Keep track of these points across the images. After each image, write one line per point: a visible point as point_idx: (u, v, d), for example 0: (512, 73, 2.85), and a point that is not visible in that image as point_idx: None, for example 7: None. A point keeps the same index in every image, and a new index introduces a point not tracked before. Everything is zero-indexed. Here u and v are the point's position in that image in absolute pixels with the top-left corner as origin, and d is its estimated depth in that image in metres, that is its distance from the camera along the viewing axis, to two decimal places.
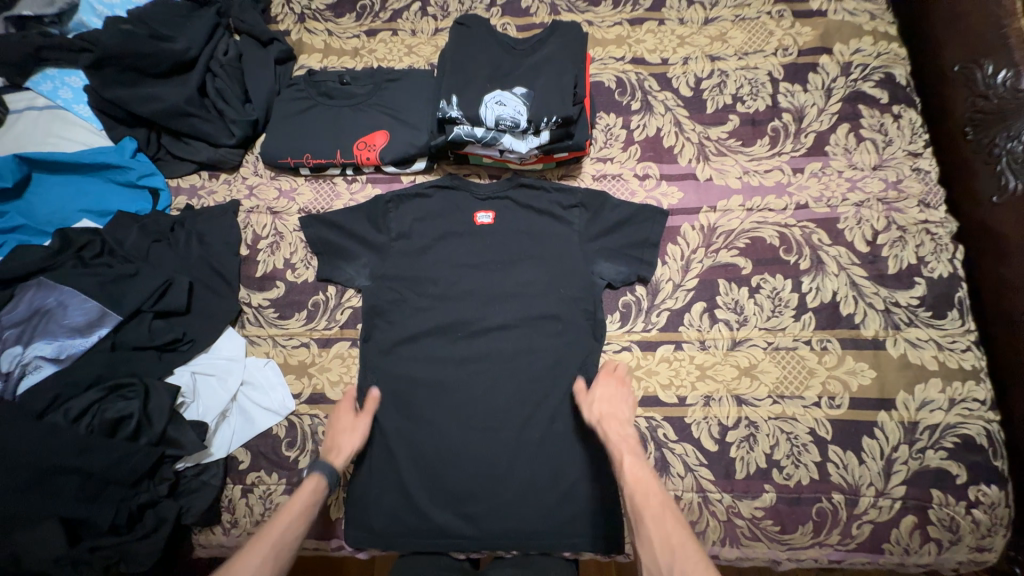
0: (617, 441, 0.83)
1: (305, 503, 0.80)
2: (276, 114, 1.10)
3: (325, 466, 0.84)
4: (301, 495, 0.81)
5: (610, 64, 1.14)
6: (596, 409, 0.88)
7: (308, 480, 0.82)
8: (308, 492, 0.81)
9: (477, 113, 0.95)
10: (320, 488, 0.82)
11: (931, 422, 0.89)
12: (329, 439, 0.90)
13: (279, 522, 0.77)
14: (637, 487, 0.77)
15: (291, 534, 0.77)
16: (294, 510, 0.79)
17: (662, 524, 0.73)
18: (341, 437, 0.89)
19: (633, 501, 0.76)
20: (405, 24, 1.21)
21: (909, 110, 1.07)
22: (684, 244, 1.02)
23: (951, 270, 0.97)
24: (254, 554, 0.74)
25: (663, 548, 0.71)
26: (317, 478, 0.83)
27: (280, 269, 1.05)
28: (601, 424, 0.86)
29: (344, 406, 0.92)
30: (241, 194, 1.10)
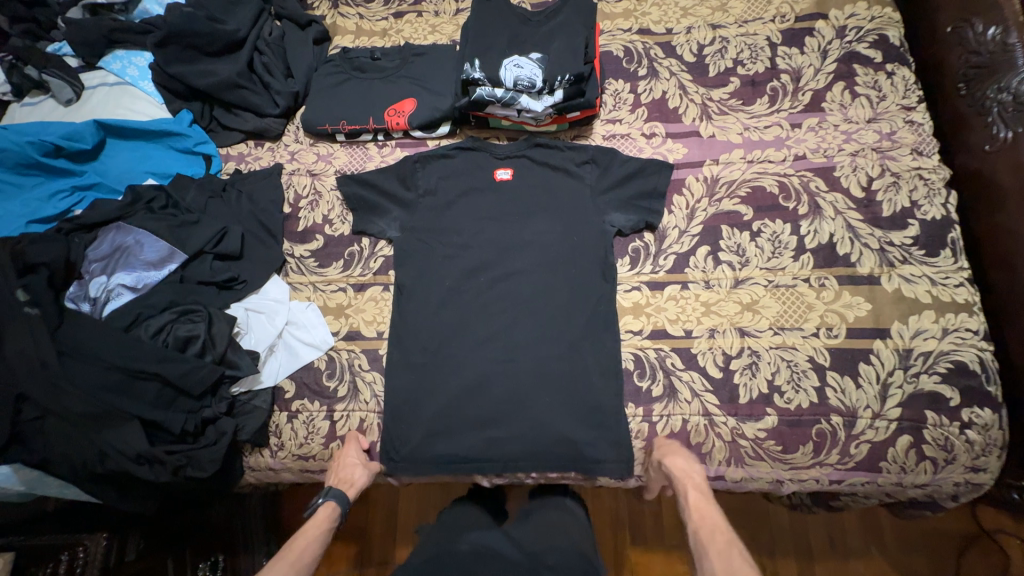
0: (683, 479, 0.90)
1: (323, 527, 0.94)
2: (315, 87, 1.23)
3: (338, 496, 0.95)
4: (318, 520, 0.94)
5: (618, 35, 1.24)
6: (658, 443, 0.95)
7: (325, 506, 0.96)
8: (324, 520, 0.94)
9: (497, 75, 1.05)
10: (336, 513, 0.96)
11: (925, 349, 0.95)
12: (338, 471, 0.98)
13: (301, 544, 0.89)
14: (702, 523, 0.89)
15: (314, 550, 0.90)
16: (314, 531, 0.92)
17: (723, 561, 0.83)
18: (352, 469, 0.98)
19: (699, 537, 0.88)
20: (429, 6, 1.33)
21: (902, 68, 1.13)
22: (689, 195, 1.10)
23: (943, 213, 1.03)
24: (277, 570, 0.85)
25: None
26: (331, 505, 0.96)
27: (319, 223, 1.17)
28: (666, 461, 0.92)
29: (355, 440, 1.00)
30: (284, 159, 1.22)
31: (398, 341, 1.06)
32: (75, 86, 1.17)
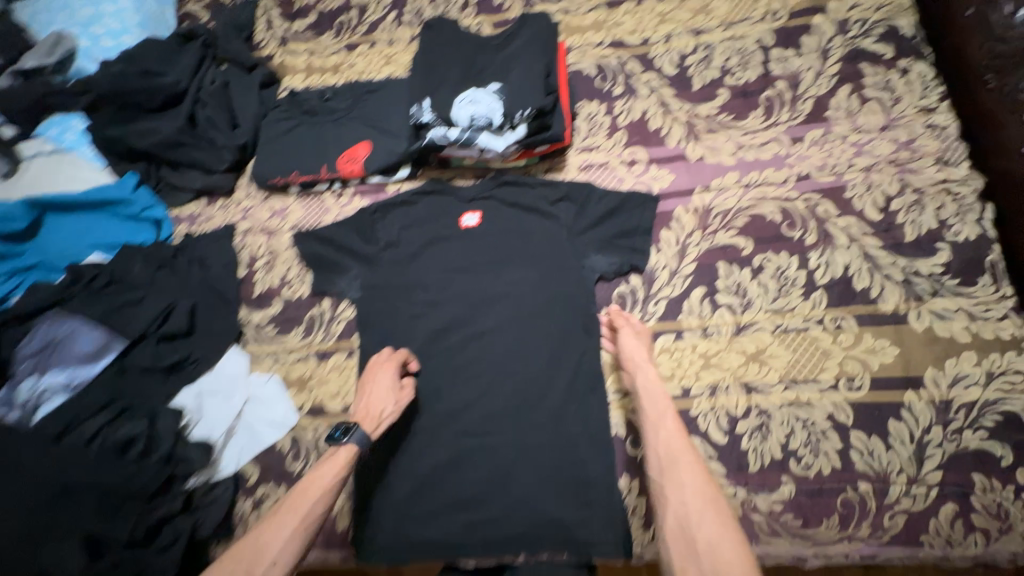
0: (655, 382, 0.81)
1: (340, 468, 0.77)
2: (264, 136, 1.14)
3: (361, 435, 0.81)
4: (330, 464, 0.77)
5: (589, 51, 1.12)
6: (637, 347, 0.87)
7: (342, 448, 0.79)
8: (342, 463, 0.78)
9: (450, 114, 0.94)
10: (353, 457, 0.79)
11: (966, 400, 0.81)
12: (367, 403, 0.86)
13: (307, 498, 0.73)
14: (674, 433, 0.74)
15: (321, 506, 0.73)
16: (325, 479, 0.75)
17: (695, 474, 0.69)
18: (380, 402, 0.86)
19: (671, 449, 0.72)
20: (383, 35, 1.24)
21: (917, 64, 0.99)
22: (678, 229, 0.98)
23: (978, 232, 0.88)
24: (282, 523, 0.71)
25: (696, 498, 0.66)
26: (355, 443, 0.80)
27: (277, 286, 1.07)
28: (640, 360, 0.84)
29: (386, 370, 0.89)
30: (237, 217, 1.14)
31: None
32: (10, 157, 1.10)
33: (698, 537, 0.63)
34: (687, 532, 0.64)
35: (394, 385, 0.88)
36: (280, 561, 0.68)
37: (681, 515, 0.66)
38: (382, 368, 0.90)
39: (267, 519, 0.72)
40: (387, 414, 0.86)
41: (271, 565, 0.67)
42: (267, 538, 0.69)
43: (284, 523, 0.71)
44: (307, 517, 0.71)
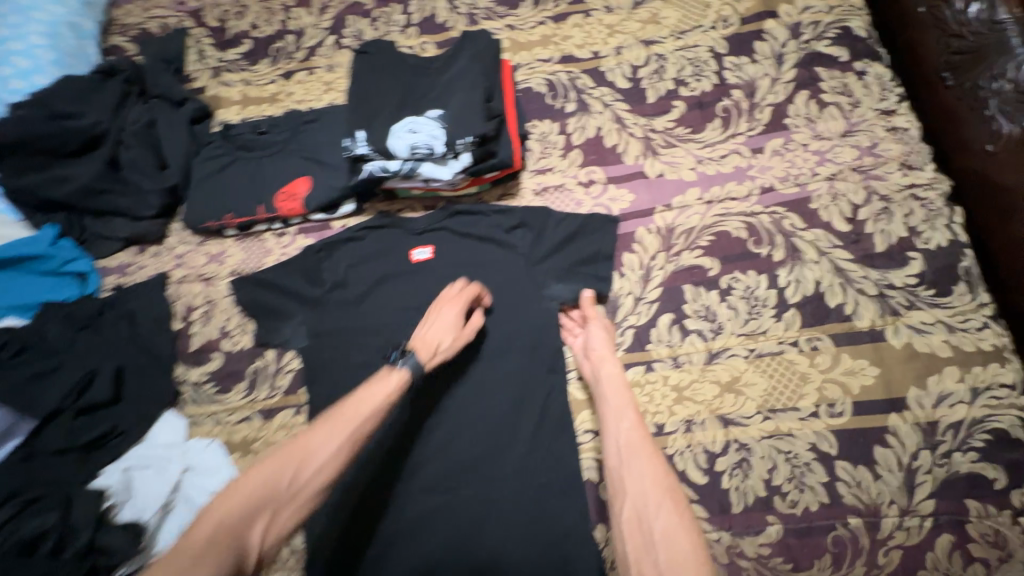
0: (617, 375, 0.81)
1: (390, 390, 0.72)
2: (194, 176, 1.05)
3: (416, 363, 0.76)
4: (379, 385, 0.72)
5: (538, 67, 1.06)
6: (600, 338, 0.85)
7: (395, 371, 0.74)
8: (392, 386, 0.72)
9: (388, 146, 0.87)
10: (405, 382, 0.74)
11: (952, 420, 0.76)
12: (427, 331, 0.81)
13: (357, 416, 0.68)
14: (634, 425, 0.73)
15: (369, 425, 0.68)
16: (375, 399, 0.70)
17: (654, 464, 0.67)
18: (438, 335, 0.80)
19: (630, 439, 0.71)
20: (322, 61, 1.17)
21: (874, 65, 0.95)
22: (641, 251, 0.92)
23: (949, 237, 0.84)
24: (331, 434, 0.66)
25: (654, 487, 0.65)
26: (407, 369, 0.75)
27: (215, 338, 0.99)
28: (603, 353, 0.84)
29: (452, 303, 0.84)
30: (170, 265, 1.05)
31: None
32: None
33: (654, 527, 0.61)
34: (644, 522, 0.62)
35: (455, 319, 0.82)
36: (324, 470, 0.64)
37: (639, 505, 0.64)
38: (448, 300, 0.85)
39: (311, 426, 0.67)
40: (442, 347, 0.80)
41: (315, 473, 0.63)
42: (311, 446, 0.65)
43: (334, 430, 0.66)
44: (356, 433, 0.67)
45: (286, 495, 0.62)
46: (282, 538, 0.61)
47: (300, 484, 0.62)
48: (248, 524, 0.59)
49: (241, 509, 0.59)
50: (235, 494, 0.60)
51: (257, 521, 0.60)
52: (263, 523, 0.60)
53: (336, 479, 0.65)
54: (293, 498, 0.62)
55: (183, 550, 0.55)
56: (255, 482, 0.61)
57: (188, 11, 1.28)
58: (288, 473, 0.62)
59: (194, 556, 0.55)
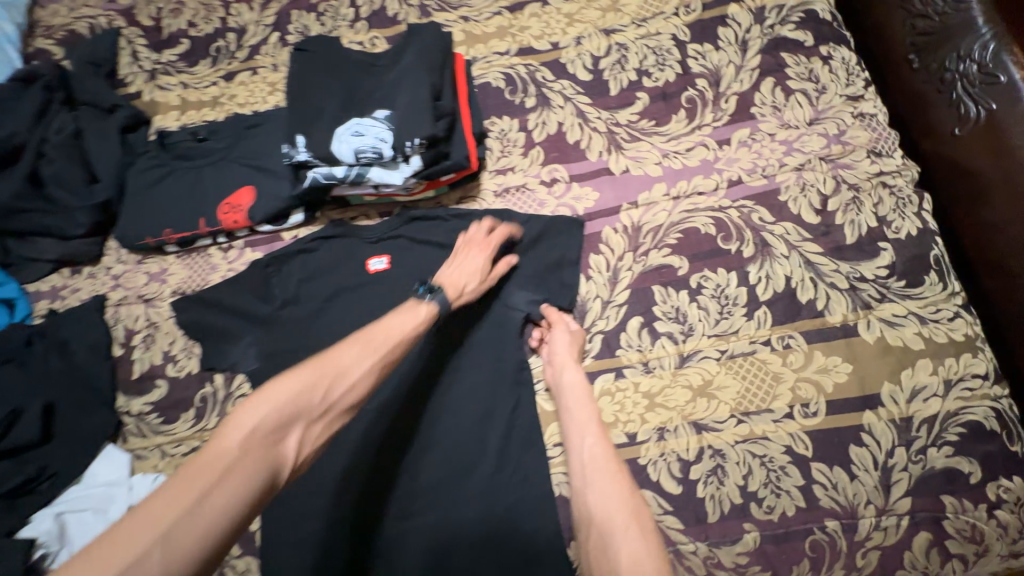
0: (582, 384, 0.78)
1: (420, 320, 0.71)
2: (129, 189, 0.97)
3: (444, 299, 0.74)
4: (409, 315, 0.70)
5: (494, 61, 1.01)
6: (567, 342, 0.82)
7: (424, 304, 0.73)
8: (421, 318, 0.71)
9: (332, 151, 0.81)
10: (433, 317, 0.73)
11: (927, 415, 0.74)
12: (453, 271, 0.79)
13: (390, 338, 0.67)
14: (599, 442, 0.71)
15: (398, 348, 0.67)
16: (406, 324, 0.69)
17: (619, 483, 0.66)
18: (466, 276, 0.79)
19: (595, 455, 0.70)
20: (265, 60, 1.09)
21: (839, 49, 0.92)
22: (608, 252, 0.88)
23: (920, 225, 0.82)
24: (365, 353, 0.64)
25: (620, 510, 0.63)
26: (436, 304, 0.74)
27: (159, 364, 0.92)
28: (568, 360, 0.80)
29: (481, 246, 0.82)
30: (107, 286, 0.98)
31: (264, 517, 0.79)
32: None
33: (620, 552, 0.59)
34: (610, 546, 0.60)
35: (483, 262, 0.81)
36: (358, 387, 0.62)
37: (604, 528, 0.62)
38: (476, 242, 0.83)
39: (341, 342, 0.64)
40: (468, 287, 0.79)
41: (346, 391, 0.61)
42: (343, 359, 0.62)
43: (362, 350, 0.64)
44: (387, 356, 0.65)
45: (318, 409, 0.58)
46: (313, 452, 0.58)
47: (333, 398, 0.59)
48: (281, 436, 0.55)
49: (274, 420, 0.54)
50: (264, 402, 0.55)
51: (291, 432, 0.55)
52: (298, 435, 0.56)
53: (364, 398, 0.63)
54: (327, 411, 0.59)
55: (213, 462, 0.49)
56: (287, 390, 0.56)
57: (118, 8, 1.18)
58: (323, 385, 0.59)
59: (229, 466, 0.49)
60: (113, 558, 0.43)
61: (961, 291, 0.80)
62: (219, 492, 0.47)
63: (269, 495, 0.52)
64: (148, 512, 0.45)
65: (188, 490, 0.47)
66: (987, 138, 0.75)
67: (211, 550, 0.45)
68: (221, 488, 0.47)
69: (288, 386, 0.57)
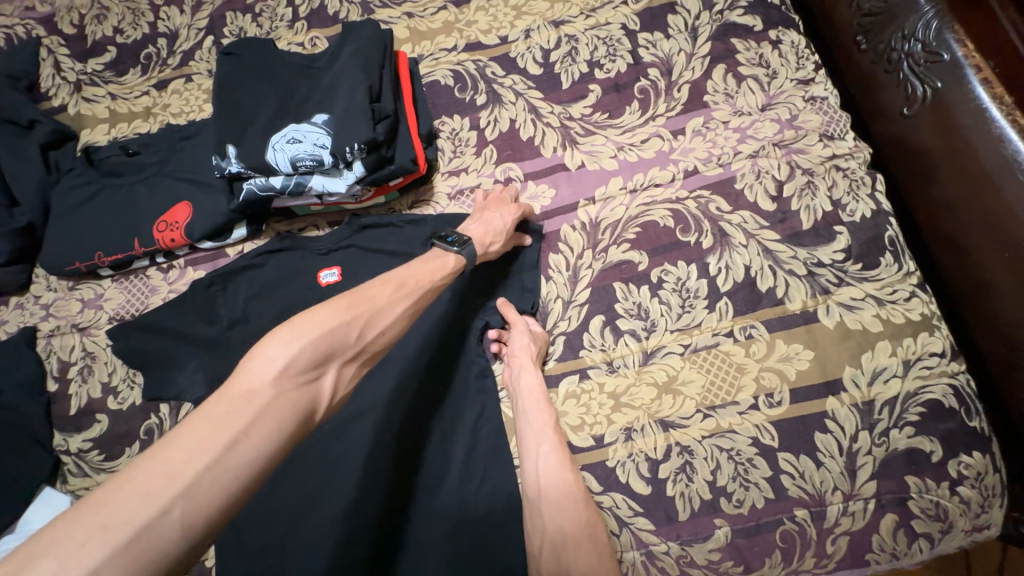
0: (538, 386, 0.76)
1: (448, 269, 0.70)
2: (54, 211, 0.91)
3: (472, 252, 0.74)
4: (439, 264, 0.70)
5: (442, 58, 0.97)
6: (526, 344, 0.79)
7: (452, 254, 0.72)
8: (450, 267, 0.70)
9: (267, 160, 0.77)
10: (461, 267, 0.72)
11: (888, 397, 0.74)
12: (484, 222, 0.78)
13: (420, 282, 0.66)
14: (554, 452, 0.72)
15: (430, 294, 0.67)
16: (436, 271, 0.69)
17: (573, 494, 0.69)
18: (495, 230, 0.78)
19: (551, 466, 0.71)
20: (199, 65, 1.03)
21: (788, 32, 0.91)
22: (567, 251, 0.86)
23: (874, 207, 0.82)
24: (396, 295, 0.63)
25: (574, 524, 0.67)
26: (465, 255, 0.73)
27: (99, 397, 0.86)
28: (524, 364, 0.78)
29: (512, 206, 0.82)
30: (38, 317, 0.91)
31: (220, 553, 0.75)
32: None
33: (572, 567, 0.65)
34: (562, 560, 0.66)
35: (512, 219, 0.80)
36: (390, 329, 0.61)
37: (557, 543, 0.67)
38: (505, 202, 0.83)
39: (371, 282, 0.62)
40: (497, 239, 0.78)
41: (378, 335, 0.60)
42: (376, 299, 0.61)
43: (396, 295, 0.62)
44: (418, 300, 0.65)
45: (350, 351, 0.56)
46: (341, 397, 0.57)
47: (366, 341, 0.58)
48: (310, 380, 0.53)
49: (311, 355, 0.53)
50: (296, 339, 0.52)
51: (325, 370, 0.54)
52: (330, 377, 0.55)
53: (392, 344, 0.62)
54: (362, 350, 0.58)
55: (246, 398, 0.47)
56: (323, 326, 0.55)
57: (37, 16, 1.09)
58: (356, 324, 0.57)
59: (261, 405, 0.47)
60: (166, 479, 0.41)
61: (917, 270, 0.79)
62: (253, 432, 0.45)
63: (299, 437, 0.51)
64: (171, 448, 0.42)
65: (231, 419, 0.45)
66: (937, 118, 0.74)
67: (245, 486, 0.44)
68: (263, 420, 0.47)
69: (321, 323, 0.55)
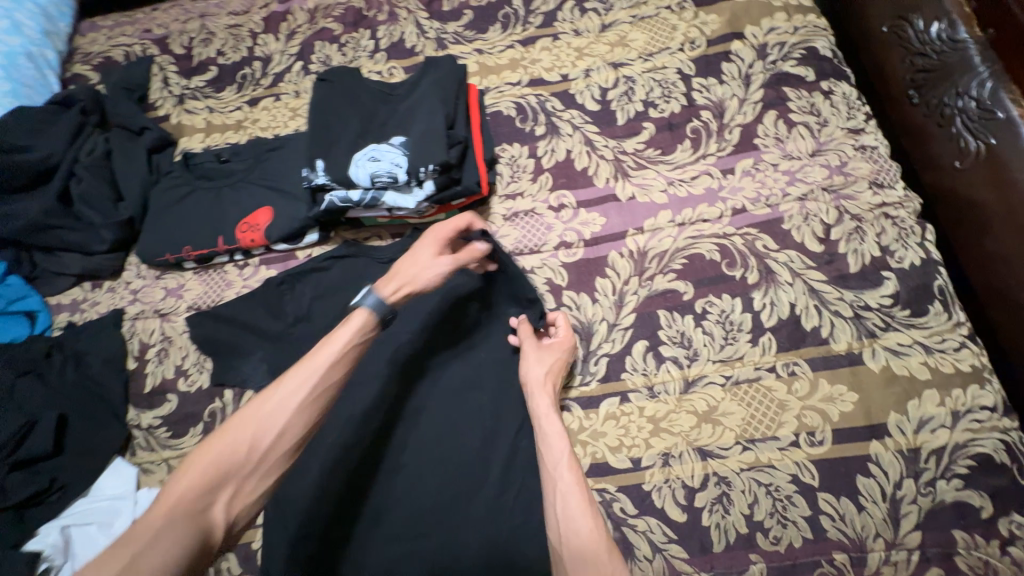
0: (551, 420, 0.75)
1: (355, 329, 0.68)
2: (152, 207, 1.01)
3: (373, 301, 0.71)
4: (343, 327, 0.68)
5: (507, 91, 1.05)
6: (543, 366, 0.80)
7: (354, 313, 0.70)
8: (355, 326, 0.68)
9: (349, 174, 0.85)
10: (368, 324, 0.69)
11: (935, 446, 0.74)
12: (399, 268, 0.77)
13: (319, 367, 0.65)
14: (572, 490, 0.67)
15: (335, 375, 0.66)
16: (342, 341, 0.67)
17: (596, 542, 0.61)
18: (409, 272, 0.77)
19: (568, 509, 0.65)
20: (287, 87, 1.14)
21: (840, 84, 0.95)
22: (614, 276, 0.90)
23: (923, 255, 0.83)
24: (295, 384, 0.63)
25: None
26: (369, 308, 0.70)
27: (171, 378, 0.94)
28: (536, 392, 0.79)
29: (425, 241, 0.80)
30: (125, 301, 1.01)
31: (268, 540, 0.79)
32: None
33: None
34: None
35: (425, 253, 0.79)
36: (289, 429, 0.61)
37: None
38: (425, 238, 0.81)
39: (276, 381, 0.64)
40: (410, 284, 0.76)
41: (277, 438, 0.61)
42: (274, 400, 0.62)
43: (290, 388, 0.62)
44: (322, 389, 0.64)
45: (245, 464, 0.59)
46: (249, 505, 0.59)
47: (259, 449, 0.59)
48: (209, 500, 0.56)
49: (196, 484, 0.55)
50: (183, 474, 0.56)
51: (218, 493, 0.56)
52: (227, 494, 0.57)
53: (302, 437, 0.63)
54: (263, 455, 0.60)
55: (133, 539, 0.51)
56: (215, 450, 0.58)
57: (153, 37, 1.24)
58: (248, 435, 0.59)
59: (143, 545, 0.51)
60: None
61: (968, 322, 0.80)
62: (139, 565, 0.49)
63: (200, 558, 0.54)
64: None
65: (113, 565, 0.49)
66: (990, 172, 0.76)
67: None
68: (145, 557, 0.50)
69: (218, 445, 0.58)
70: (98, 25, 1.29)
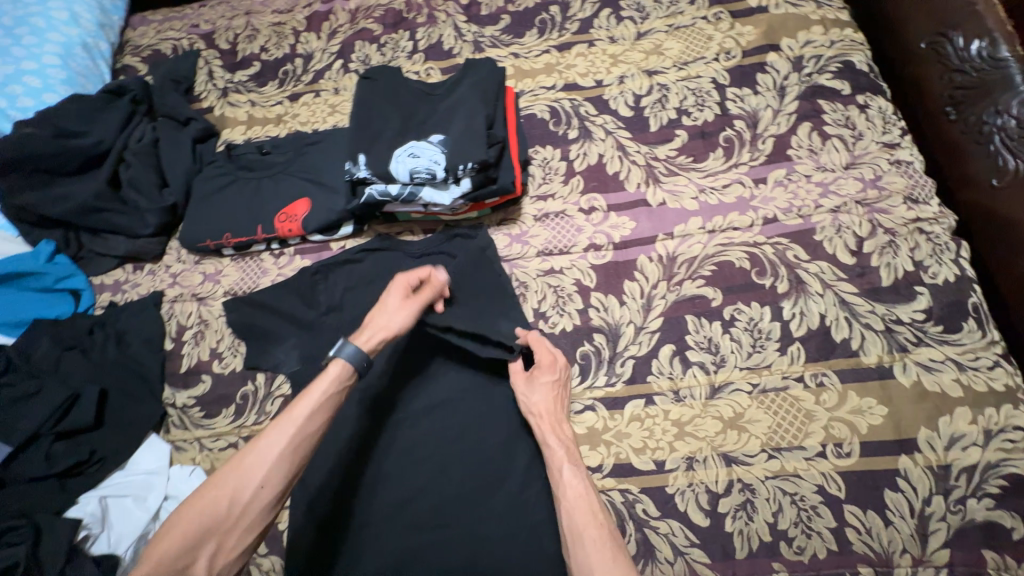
0: (551, 439, 0.77)
1: (330, 383, 0.70)
2: (195, 194, 1.05)
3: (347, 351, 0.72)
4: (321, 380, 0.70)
5: (541, 94, 1.07)
6: (533, 393, 0.80)
7: (330, 366, 0.71)
8: (331, 378, 0.70)
9: (388, 169, 0.87)
10: (344, 377, 0.71)
11: (966, 464, 0.73)
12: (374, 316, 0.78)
13: (297, 420, 0.66)
14: (576, 505, 0.69)
15: (314, 425, 0.67)
16: (318, 391, 0.68)
17: (602, 554, 0.63)
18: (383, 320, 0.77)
19: (573, 522, 0.68)
20: (327, 83, 1.18)
21: (876, 98, 0.95)
22: (642, 279, 0.91)
23: (957, 272, 0.82)
24: (274, 436, 0.65)
25: None
26: (344, 361, 0.71)
27: (206, 360, 0.97)
28: (534, 415, 0.79)
29: (396, 286, 0.79)
30: (165, 284, 1.05)
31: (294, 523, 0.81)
32: None
33: None
34: None
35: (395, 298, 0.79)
36: (270, 481, 0.63)
37: None
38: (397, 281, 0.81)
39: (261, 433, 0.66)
40: (387, 331, 0.76)
41: (254, 495, 0.62)
42: (256, 453, 0.64)
43: (269, 441, 0.64)
44: (300, 441, 0.65)
45: (226, 521, 0.61)
46: (233, 560, 0.62)
47: (239, 506, 0.62)
48: (191, 558, 0.59)
49: (182, 541, 0.59)
50: (174, 529, 0.60)
51: (200, 551, 0.60)
52: (209, 550, 0.60)
53: (283, 489, 0.64)
54: (246, 508, 0.62)
55: None
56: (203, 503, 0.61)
57: (201, 32, 1.29)
58: (231, 488, 0.62)
59: None
60: None
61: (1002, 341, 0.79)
62: None
63: None
64: None
65: None
66: None
67: None
68: None
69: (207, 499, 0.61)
70: (148, 19, 1.34)
